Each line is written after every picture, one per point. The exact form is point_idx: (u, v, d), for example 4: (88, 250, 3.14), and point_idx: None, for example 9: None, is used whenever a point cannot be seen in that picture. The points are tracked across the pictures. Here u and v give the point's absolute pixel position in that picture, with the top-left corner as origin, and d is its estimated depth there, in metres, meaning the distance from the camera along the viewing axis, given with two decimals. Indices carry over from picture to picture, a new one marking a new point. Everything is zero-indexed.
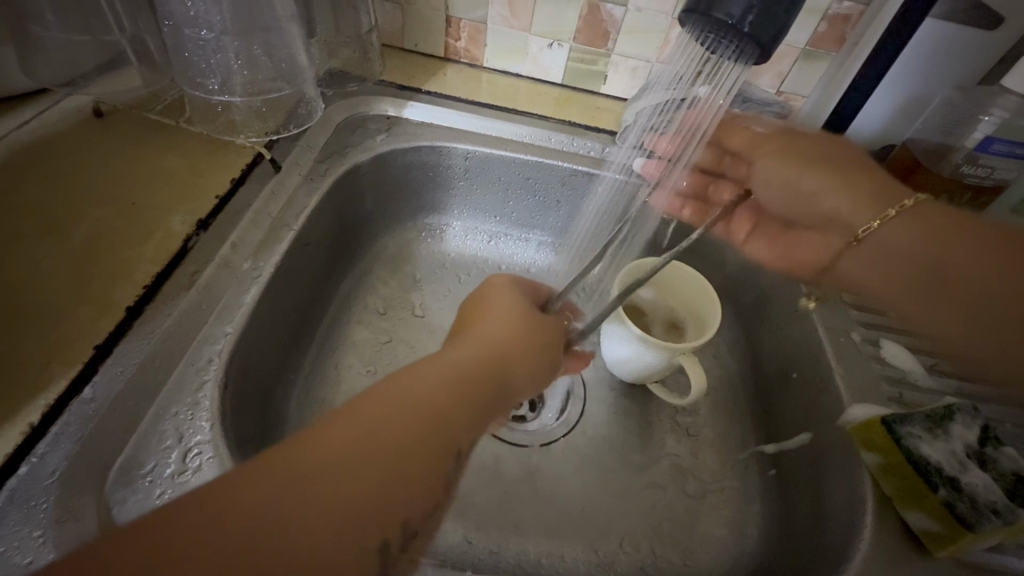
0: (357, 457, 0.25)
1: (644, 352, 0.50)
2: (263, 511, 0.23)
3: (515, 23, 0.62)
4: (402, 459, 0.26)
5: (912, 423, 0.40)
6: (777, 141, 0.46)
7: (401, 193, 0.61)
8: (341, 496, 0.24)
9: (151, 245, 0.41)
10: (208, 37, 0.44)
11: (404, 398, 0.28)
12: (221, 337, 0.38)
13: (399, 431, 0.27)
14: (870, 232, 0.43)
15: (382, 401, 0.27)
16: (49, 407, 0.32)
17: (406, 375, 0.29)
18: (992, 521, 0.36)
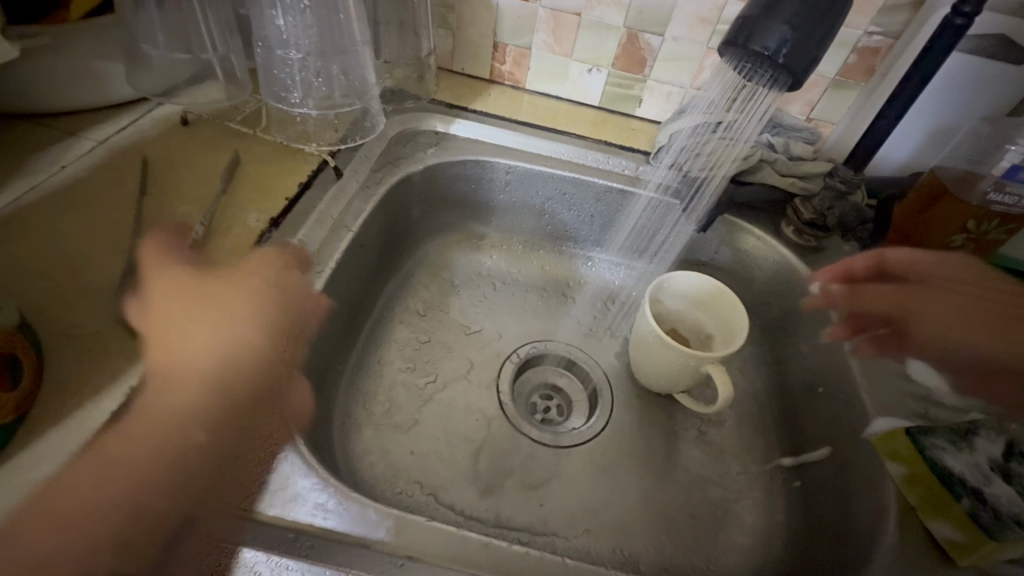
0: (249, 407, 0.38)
1: (661, 357, 0.53)
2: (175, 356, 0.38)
3: (557, 49, 0.66)
4: (154, 450, 0.32)
5: (935, 436, 0.42)
6: (930, 286, 0.50)
7: (445, 203, 0.65)
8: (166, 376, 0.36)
9: (230, 239, 0.46)
10: (296, 58, 0.51)
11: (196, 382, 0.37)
12: (289, 322, 0.42)
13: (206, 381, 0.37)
14: (1014, 356, 0.46)
15: (162, 397, 0.35)
16: (145, 374, 0.36)
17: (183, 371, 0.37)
18: (1016, 530, 0.37)
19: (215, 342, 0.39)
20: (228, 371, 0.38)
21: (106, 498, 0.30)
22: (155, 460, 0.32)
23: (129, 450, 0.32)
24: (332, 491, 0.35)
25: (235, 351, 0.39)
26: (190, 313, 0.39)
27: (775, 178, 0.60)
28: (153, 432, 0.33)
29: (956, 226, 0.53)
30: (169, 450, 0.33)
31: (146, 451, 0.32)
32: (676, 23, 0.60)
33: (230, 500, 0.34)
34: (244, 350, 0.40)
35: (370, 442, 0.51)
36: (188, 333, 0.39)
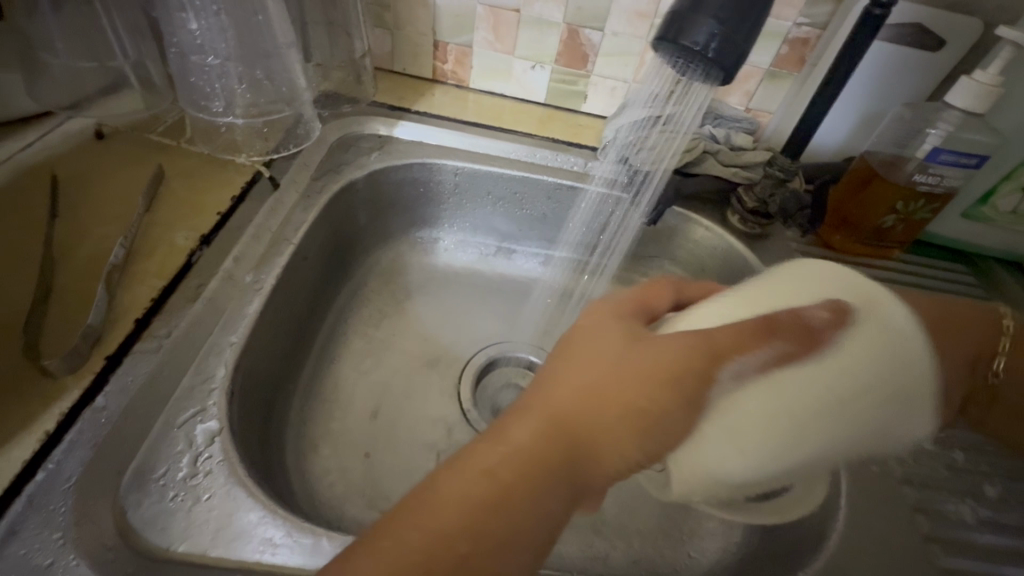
0: (567, 407, 0.32)
1: (758, 452, 0.33)
2: (571, 373, 0.33)
3: (499, 46, 0.65)
4: (555, 435, 0.31)
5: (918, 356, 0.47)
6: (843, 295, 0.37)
7: (394, 207, 0.63)
8: (578, 403, 0.32)
9: (156, 261, 0.42)
10: (214, 63, 0.49)
11: (566, 390, 0.32)
12: (226, 346, 0.40)
13: (578, 395, 0.32)
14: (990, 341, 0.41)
15: (512, 423, 0.31)
16: (64, 416, 0.33)
17: (578, 364, 0.33)
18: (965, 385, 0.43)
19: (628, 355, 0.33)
20: (606, 392, 0.32)
21: (459, 488, 0.29)
22: (519, 458, 0.30)
23: (518, 431, 0.31)
24: (281, 523, 0.33)
25: (614, 381, 0.32)
26: (595, 342, 0.34)
27: (718, 168, 0.61)
28: (561, 414, 0.31)
29: (887, 208, 0.55)
30: (535, 460, 0.30)
31: (537, 430, 0.31)
32: (615, 18, 0.60)
33: (168, 546, 0.31)
34: (614, 389, 0.32)
35: (327, 463, 0.48)
36: (594, 356, 0.33)
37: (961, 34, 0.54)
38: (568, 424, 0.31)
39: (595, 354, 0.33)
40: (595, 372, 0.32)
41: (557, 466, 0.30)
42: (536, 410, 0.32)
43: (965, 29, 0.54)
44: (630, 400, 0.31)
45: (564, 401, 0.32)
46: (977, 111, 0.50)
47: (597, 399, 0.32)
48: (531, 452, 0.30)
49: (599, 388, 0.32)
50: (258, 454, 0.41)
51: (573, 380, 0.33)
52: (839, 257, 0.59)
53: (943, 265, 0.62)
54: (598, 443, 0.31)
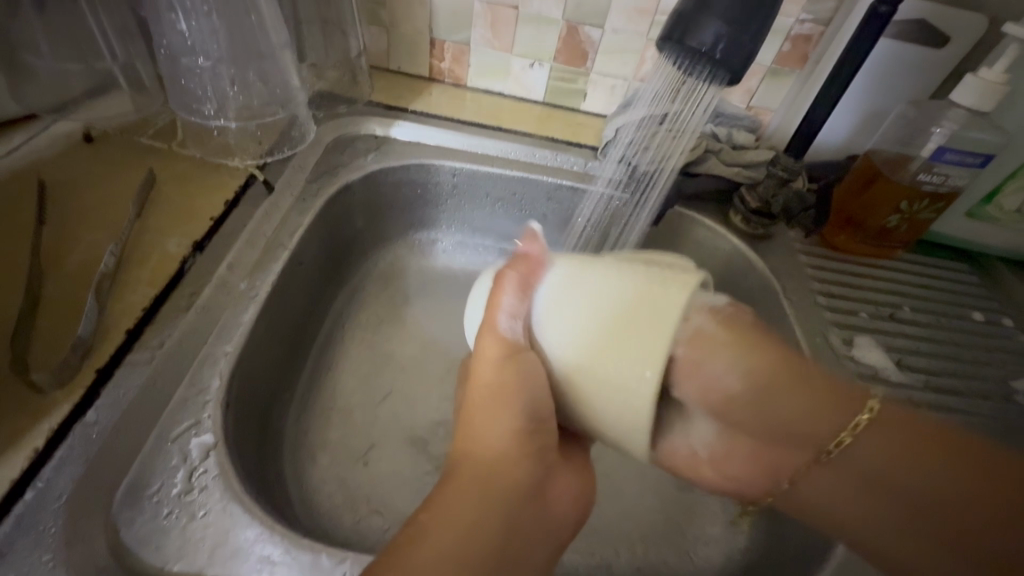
0: (480, 480, 0.32)
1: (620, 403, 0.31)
2: (474, 440, 0.34)
3: (497, 44, 0.64)
4: (488, 506, 0.31)
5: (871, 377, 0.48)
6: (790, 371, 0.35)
7: (391, 209, 0.62)
8: (485, 467, 0.32)
9: (147, 269, 0.41)
10: (205, 66, 0.47)
11: (472, 465, 0.33)
12: (221, 356, 0.38)
13: (487, 465, 0.32)
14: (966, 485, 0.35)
15: (438, 511, 0.30)
16: (53, 432, 0.32)
17: (474, 430, 0.34)
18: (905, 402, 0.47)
19: (516, 394, 0.33)
20: (504, 449, 0.33)
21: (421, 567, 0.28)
22: (470, 519, 0.30)
23: (449, 507, 0.30)
24: (279, 539, 0.32)
25: (501, 444, 0.33)
26: (477, 400, 0.35)
27: (719, 168, 0.60)
28: (482, 468, 0.32)
29: (891, 207, 0.55)
30: (489, 519, 0.31)
31: (469, 507, 0.31)
32: (615, 15, 0.59)
33: (163, 565, 0.30)
34: (500, 449, 0.33)
35: (325, 472, 0.48)
36: (483, 417, 0.34)
37: (967, 31, 0.54)
38: (494, 494, 0.32)
39: (481, 415, 0.34)
40: (485, 435, 0.33)
41: (503, 538, 0.31)
42: (459, 487, 0.31)
43: (971, 26, 0.53)
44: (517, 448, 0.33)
45: (472, 471, 0.32)
46: (983, 109, 0.50)
47: (501, 464, 0.33)
48: (469, 534, 0.30)
49: (488, 450, 0.33)
50: (255, 465, 0.40)
51: (482, 447, 0.33)
52: (843, 259, 0.59)
53: (946, 264, 0.61)
54: (526, 500, 0.33)
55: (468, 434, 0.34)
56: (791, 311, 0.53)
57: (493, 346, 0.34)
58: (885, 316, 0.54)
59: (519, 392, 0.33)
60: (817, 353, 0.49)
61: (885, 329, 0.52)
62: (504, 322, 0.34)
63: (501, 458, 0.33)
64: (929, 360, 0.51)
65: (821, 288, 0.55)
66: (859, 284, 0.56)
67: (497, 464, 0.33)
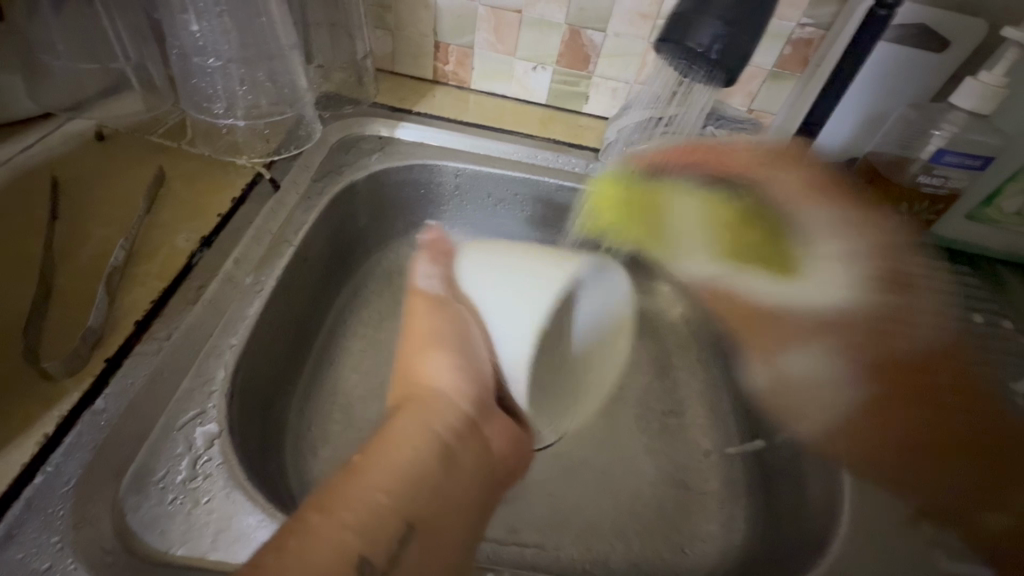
0: (429, 412, 0.37)
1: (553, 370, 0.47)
2: (423, 385, 0.39)
3: (500, 47, 0.65)
4: (436, 430, 0.36)
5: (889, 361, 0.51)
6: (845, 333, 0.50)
7: (395, 209, 0.63)
8: (427, 401, 0.38)
9: (156, 263, 0.42)
10: (216, 65, 0.48)
11: (421, 401, 0.38)
12: (226, 348, 0.39)
13: (433, 403, 0.38)
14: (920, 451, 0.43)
15: (394, 429, 0.35)
16: (63, 418, 0.33)
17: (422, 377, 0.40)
18: None
19: (448, 338, 0.42)
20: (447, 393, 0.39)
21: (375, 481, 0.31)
22: (423, 440, 0.34)
23: (403, 429, 0.35)
24: (281, 525, 0.33)
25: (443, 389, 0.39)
26: (419, 355, 0.42)
27: None
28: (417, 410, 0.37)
29: (891, 208, 0.56)
30: (426, 449, 0.34)
31: (418, 430, 0.35)
32: (616, 19, 0.60)
33: (166, 549, 0.31)
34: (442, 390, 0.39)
35: (327, 466, 0.48)
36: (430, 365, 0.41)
37: (966, 35, 0.54)
38: (440, 423, 0.36)
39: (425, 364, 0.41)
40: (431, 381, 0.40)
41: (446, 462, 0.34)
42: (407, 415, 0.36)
43: (970, 30, 0.54)
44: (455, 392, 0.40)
45: (416, 401, 0.38)
46: (984, 112, 0.51)
47: (444, 405, 0.38)
48: (421, 448, 0.34)
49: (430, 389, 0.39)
50: (258, 456, 0.41)
51: (428, 388, 0.39)
52: None
53: (947, 267, 0.61)
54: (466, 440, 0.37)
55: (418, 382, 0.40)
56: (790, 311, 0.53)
57: (427, 317, 0.44)
58: None
59: (451, 336, 0.43)
60: None
61: None
62: (425, 281, 0.46)
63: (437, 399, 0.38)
64: None
65: None
66: None
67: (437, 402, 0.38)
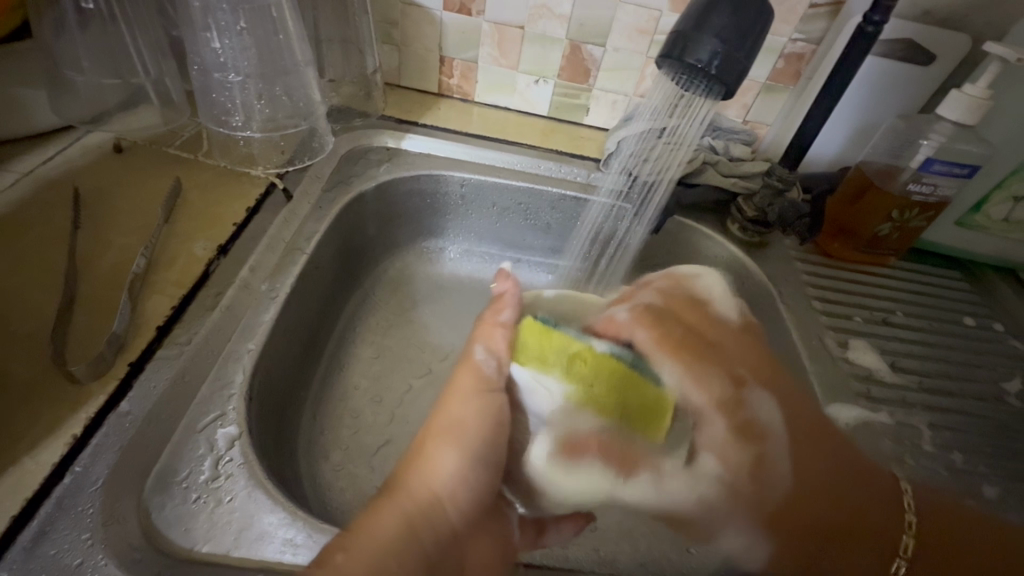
0: (410, 505, 0.34)
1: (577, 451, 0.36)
2: (434, 456, 0.37)
3: (504, 61, 0.67)
4: (415, 532, 0.33)
5: (890, 345, 0.53)
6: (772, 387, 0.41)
7: (402, 218, 0.65)
8: (419, 488, 0.35)
9: (176, 270, 0.44)
10: (235, 80, 0.50)
11: (410, 487, 0.35)
12: (244, 353, 0.41)
13: (413, 503, 0.34)
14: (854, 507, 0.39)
15: (365, 522, 0.32)
16: (90, 420, 0.34)
17: (423, 450, 0.37)
18: (911, 366, 0.52)
19: (474, 432, 0.37)
20: (453, 484, 0.36)
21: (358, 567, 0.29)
22: (400, 543, 0.32)
23: (374, 528, 0.32)
24: (301, 524, 0.34)
25: (441, 476, 0.36)
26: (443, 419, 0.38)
27: (718, 178, 0.62)
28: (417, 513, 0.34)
29: (883, 216, 0.57)
30: (400, 552, 0.31)
31: (392, 527, 0.32)
32: (617, 34, 0.62)
33: (191, 547, 0.32)
34: (440, 477, 0.36)
35: (337, 469, 0.49)
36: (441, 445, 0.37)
37: (951, 49, 0.56)
38: (423, 524, 0.34)
39: (441, 438, 0.37)
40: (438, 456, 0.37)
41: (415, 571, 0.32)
42: (390, 503, 0.34)
43: (954, 44, 0.56)
44: (451, 486, 0.36)
45: (408, 486, 0.35)
46: (968, 122, 0.52)
47: (425, 510, 0.34)
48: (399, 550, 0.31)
49: (420, 466, 0.36)
50: (274, 459, 0.42)
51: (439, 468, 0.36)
52: (837, 265, 0.61)
53: (937, 272, 0.63)
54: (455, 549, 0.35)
55: (424, 454, 0.37)
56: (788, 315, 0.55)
57: (472, 378, 0.39)
58: (878, 320, 0.56)
59: (478, 432, 0.37)
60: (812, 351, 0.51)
61: (881, 331, 0.54)
62: (481, 356, 0.39)
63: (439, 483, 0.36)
64: (922, 363, 0.53)
65: (817, 292, 0.57)
66: (853, 289, 0.59)
67: (431, 484, 0.36)
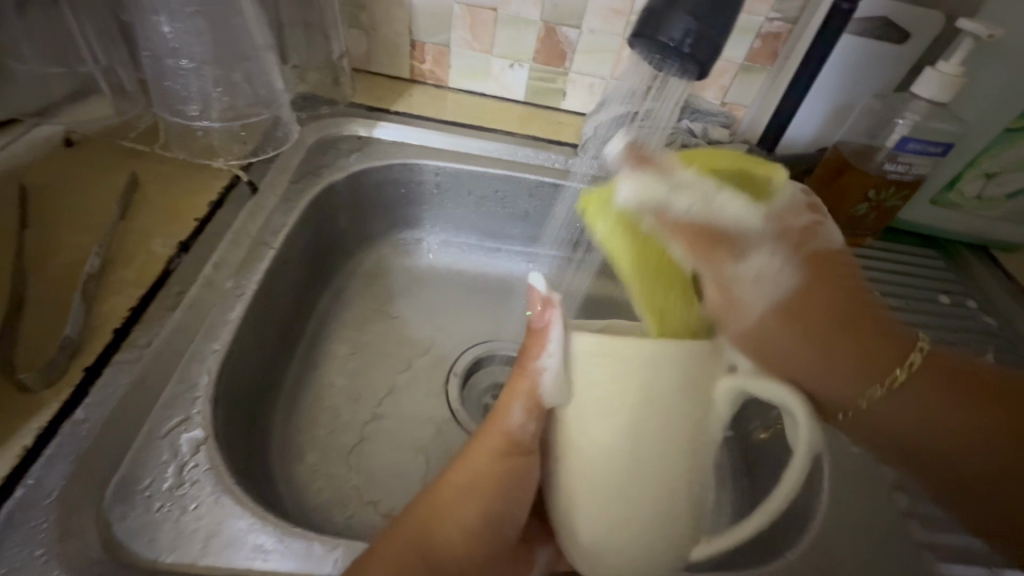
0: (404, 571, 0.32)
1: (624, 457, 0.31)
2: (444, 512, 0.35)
3: (477, 45, 0.65)
4: None
5: None
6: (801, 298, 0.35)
7: (375, 209, 0.63)
8: (418, 555, 0.33)
9: (133, 268, 0.42)
10: (188, 67, 0.48)
11: (406, 552, 0.33)
12: (209, 353, 0.39)
13: (404, 569, 0.32)
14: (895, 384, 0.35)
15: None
16: (42, 430, 0.33)
17: (438, 501, 0.35)
18: None
19: (493, 489, 0.36)
20: (455, 543, 0.34)
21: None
22: None
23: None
24: (272, 529, 0.33)
25: (445, 531, 0.34)
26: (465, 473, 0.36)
27: None
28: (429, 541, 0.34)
29: (859, 196, 0.57)
30: None
31: None
32: (591, 15, 0.61)
33: (155, 557, 0.31)
34: (444, 532, 0.34)
35: (314, 469, 0.48)
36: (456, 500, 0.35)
37: (926, 27, 0.56)
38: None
39: (459, 492, 0.36)
40: (448, 511, 0.35)
41: None
42: (385, 567, 0.31)
43: (928, 21, 0.56)
44: (458, 545, 0.35)
45: (412, 554, 0.33)
46: (943, 100, 0.52)
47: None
48: None
49: (423, 521, 0.34)
50: (244, 462, 0.41)
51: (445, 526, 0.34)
52: None
53: (912, 251, 0.63)
54: None
55: (434, 511, 0.35)
56: None
57: (501, 441, 0.36)
58: None
59: (496, 489, 0.36)
60: None
61: None
62: (518, 418, 0.36)
63: (442, 538, 0.34)
64: None
65: None
66: None
67: (433, 543, 0.34)
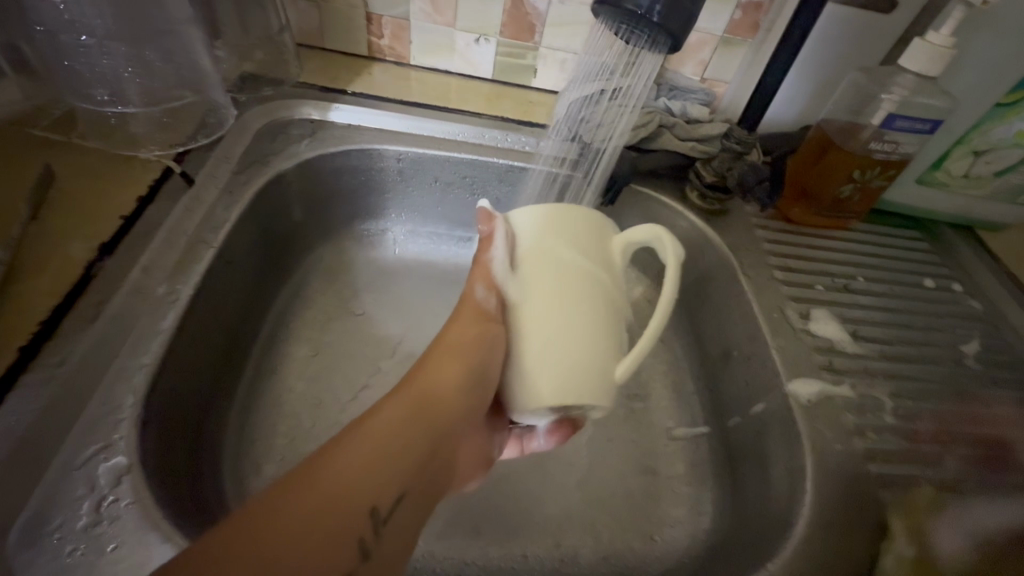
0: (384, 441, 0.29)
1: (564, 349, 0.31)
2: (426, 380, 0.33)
3: (438, 18, 0.60)
4: (396, 460, 0.29)
5: (853, 314, 0.51)
6: None
7: (333, 199, 0.58)
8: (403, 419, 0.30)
9: (45, 275, 0.37)
10: (90, 44, 0.42)
11: (387, 419, 0.30)
12: (136, 369, 0.35)
13: (390, 436, 0.29)
14: None
15: (327, 465, 0.27)
16: None
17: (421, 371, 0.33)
18: (874, 338, 0.49)
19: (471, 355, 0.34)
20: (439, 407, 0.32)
21: (345, 464, 0.27)
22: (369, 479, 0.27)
23: (339, 467, 0.27)
24: None
25: (427, 395, 0.32)
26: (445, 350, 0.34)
27: (674, 142, 0.58)
28: (427, 404, 0.32)
29: (844, 176, 0.54)
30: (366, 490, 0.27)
31: (358, 465, 0.28)
32: None
33: None
34: (428, 395, 0.32)
35: (271, 483, 0.45)
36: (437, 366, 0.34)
37: None
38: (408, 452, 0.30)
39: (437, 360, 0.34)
40: (427, 384, 0.33)
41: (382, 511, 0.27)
42: (360, 439, 0.29)
43: None
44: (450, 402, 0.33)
45: (403, 416, 0.31)
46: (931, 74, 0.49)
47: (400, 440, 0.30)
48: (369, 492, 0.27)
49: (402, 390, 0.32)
50: (184, 485, 0.37)
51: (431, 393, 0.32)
52: (798, 230, 0.58)
53: (899, 233, 0.61)
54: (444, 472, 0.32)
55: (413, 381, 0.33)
56: (749, 287, 0.51)
57: (471, 317, 0.34)
58: (840, 287, 0.53)
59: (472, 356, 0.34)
60: (773, 322, 0.49)
61: (843, 299, 0.52)
62: (481, 293, 0.34)
63: (427, 400, 0.32)
64: (887, 329, 0.50)
65: (778, 261, 0.54)
66: (813, 255, 0.56)
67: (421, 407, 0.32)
